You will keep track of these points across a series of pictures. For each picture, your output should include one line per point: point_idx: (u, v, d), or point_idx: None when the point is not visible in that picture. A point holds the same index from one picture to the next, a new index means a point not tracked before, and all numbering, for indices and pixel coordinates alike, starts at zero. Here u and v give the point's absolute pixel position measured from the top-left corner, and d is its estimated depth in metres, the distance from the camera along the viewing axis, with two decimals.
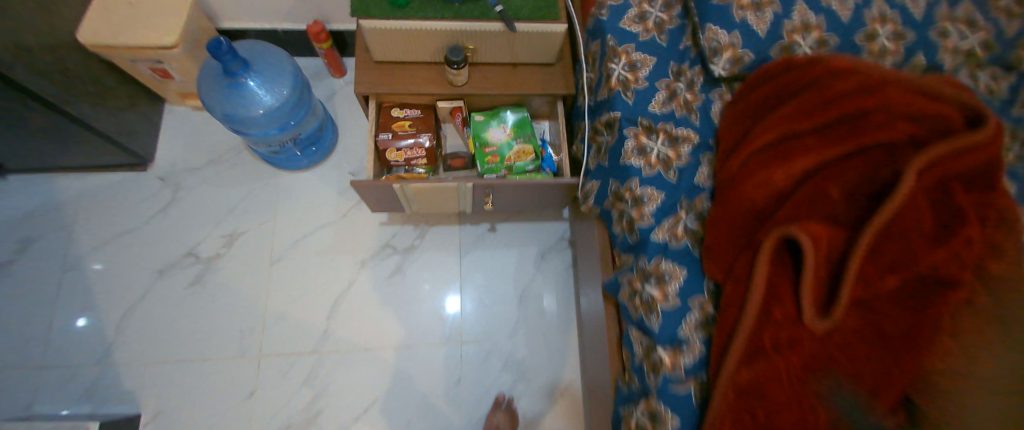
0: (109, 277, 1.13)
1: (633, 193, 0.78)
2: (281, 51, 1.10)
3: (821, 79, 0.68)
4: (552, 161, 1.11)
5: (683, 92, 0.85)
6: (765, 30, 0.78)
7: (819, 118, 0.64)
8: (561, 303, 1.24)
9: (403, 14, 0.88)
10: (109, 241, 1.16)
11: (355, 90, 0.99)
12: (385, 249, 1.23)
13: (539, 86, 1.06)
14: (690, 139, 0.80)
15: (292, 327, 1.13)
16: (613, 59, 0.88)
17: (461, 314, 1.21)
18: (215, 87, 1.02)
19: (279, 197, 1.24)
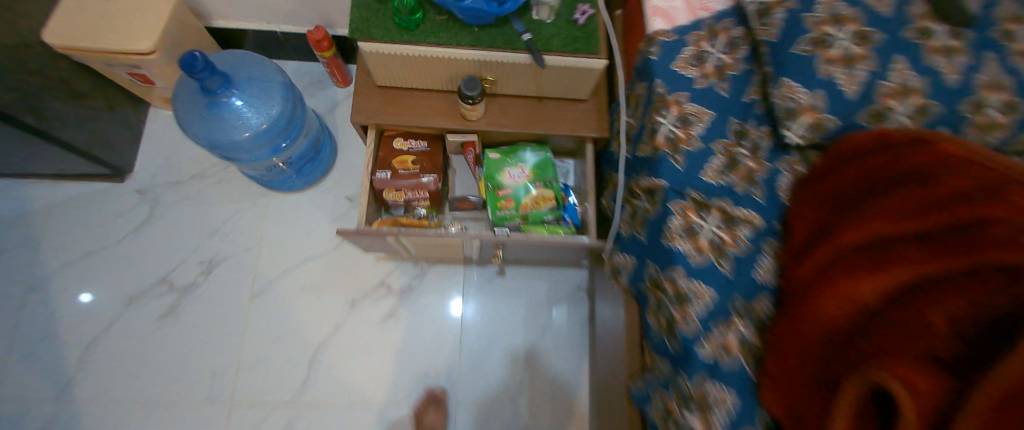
0: (76, 303, 1.05)
1: (675, 287, 0.64)
2: (270, 63, 0.97)
3: (917, 163, 0.42)
4: (574, 212, 0.98)
5: (745, 159, 0.70)
6: (856, 93, 0.53)
7: (904, 224, 0.38)
8: (572, 364, 1.10)
9: (413, 37, 0.72)
10: (81, 261, 1.08)
11: (353, 120, 0.86)
12: (380, 288, 1.12)
13: (568, 125, 0.91)
14: (752, 222, 0.65)
15: (270, 372, 1.03)
16: (661, 110, 0.74)
17: (457, 369, 1.08)
18: (193, 107, 0.88)
19: (265, 223, 1.14)
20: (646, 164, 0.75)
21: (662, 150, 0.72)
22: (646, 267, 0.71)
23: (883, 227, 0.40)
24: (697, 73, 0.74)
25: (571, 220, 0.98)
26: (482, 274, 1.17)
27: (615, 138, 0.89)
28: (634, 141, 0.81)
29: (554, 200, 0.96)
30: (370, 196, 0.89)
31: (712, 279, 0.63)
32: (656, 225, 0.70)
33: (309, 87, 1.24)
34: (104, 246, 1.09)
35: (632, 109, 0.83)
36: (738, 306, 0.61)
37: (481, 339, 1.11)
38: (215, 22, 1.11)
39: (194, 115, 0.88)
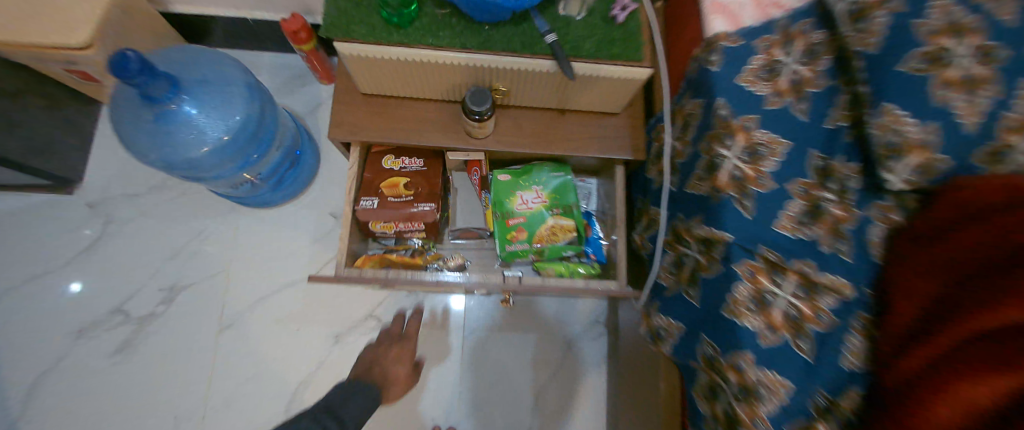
0: (20, 334, 0.93)
1: (741, 376, 0.51)
2: (222, 55, 0.81)
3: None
4: (600, 248, 0.86)
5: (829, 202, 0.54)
6: (978, 126, 0.37)
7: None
8: (582, 407, 1.00)
9: (405, 37, 0.56)
10: (25, 285, 0.95)
11: (331, 136, 0.69)
12: (368, 321, 0.99)
13: (595, 145, 0.76)
14: (841, 293, 0.50)
15: (241, 414, 0.92)
16: (724, 139, 0.57)
17: (454, 411, 0.99)
18: (139, 120, 0.71)
19: (235, 244, 1.01)
20: (701, 206, 0.60)
21: (727, 193, 0.56)
22: (699, 341, 0.59)
23: (1015, 317, 0.30)
24: (767, 89, 0.59)
25: (595, 256, 0.86)
26: (485, 304, 1.05)
27: (656, 164, 0.75)
28: (684, 176, 0.66)
29: (576, 231, 0.81)
30: (353, 228, 0.75)
31: (789, 369, 0.49)
32: (717, 290, 0.56)
33: (287, 83, 1.07)
34: (51, 268, 0.96)
35: (681, 131, 0.68)
36: (821, 403, 0.49)
37: (483, 377, 1.01)
38: (176, 7, 0.93)
39: (144, 131, 0.72)
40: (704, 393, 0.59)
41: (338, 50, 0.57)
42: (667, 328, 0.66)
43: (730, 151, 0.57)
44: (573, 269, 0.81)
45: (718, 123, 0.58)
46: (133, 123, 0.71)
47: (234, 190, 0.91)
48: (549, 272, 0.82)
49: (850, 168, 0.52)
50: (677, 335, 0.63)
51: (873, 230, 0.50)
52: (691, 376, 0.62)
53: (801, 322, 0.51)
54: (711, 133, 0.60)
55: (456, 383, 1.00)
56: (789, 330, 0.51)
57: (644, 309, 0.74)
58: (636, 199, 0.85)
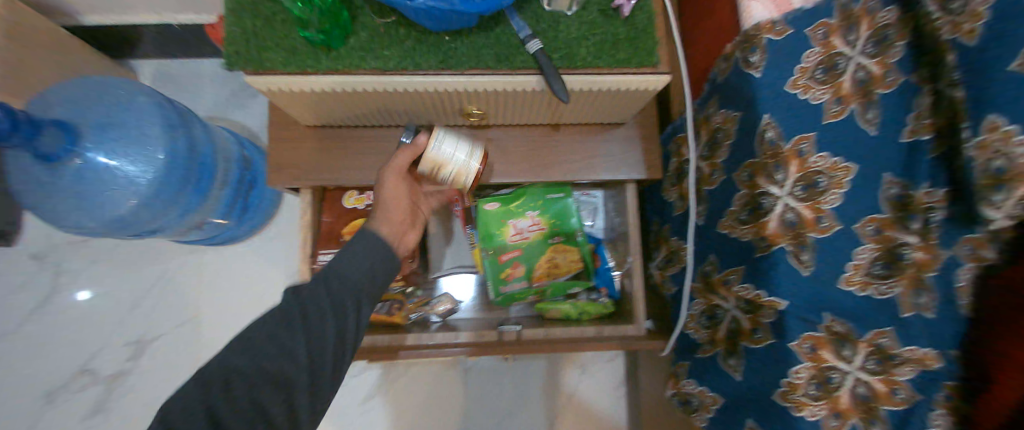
0: None
1: None
2: (124, 81, 0.65)
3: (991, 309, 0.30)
4: (613, 282, 0.69)
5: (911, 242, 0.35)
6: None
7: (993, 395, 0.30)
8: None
9: (338, 61, 0.42)
10: None
11: (272, 183, 0.55)
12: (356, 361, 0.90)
13: (601, 167, 0.57)
14: (926, 364, 0.36)
15: None
16: (771, 171, 0.45)
17: None
18: (38, 184, 0.56)
19: (199, 288, 0.89)
20: (743, 255, 0.49)
21: (778, 244, 0.44)
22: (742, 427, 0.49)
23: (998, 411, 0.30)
24: (824, 95, 0.42)
25: (608, 291, 0.69)
26: None
27: (677, 184, 0.63)
28: (716, 212, 0.55)
29: (582, 263, 0.67)
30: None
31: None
32: (769, 371, 0.46)
33: (234, 96, 0.91)
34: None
35: (708, 151, 0.56)
36: None
37: (489, 413, 0.91)
38: (86, 19, 0.78)
39: (61, 200, 0.57)
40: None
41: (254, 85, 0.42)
42: (700, 397, 0.57)
43: (781, 187, 0.44)
44: (579, 310, 0.66)
45: (763, 152, 0.47)
46: (45, 191, 0.57)
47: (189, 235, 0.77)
48: (554, 314, 0.67)
49: (937, 193, 0.33)
50: (713, 410, 0.54)
51: (963, 275, 0.33)
52: None
53: (874, 404, 0.39)
54: (753, 162, 0.48)
55: (460, 422, 0.91)
56: (860, 415, 0.40)
57: (674, 365, 0.64)
58: (652, 224, 0.73)
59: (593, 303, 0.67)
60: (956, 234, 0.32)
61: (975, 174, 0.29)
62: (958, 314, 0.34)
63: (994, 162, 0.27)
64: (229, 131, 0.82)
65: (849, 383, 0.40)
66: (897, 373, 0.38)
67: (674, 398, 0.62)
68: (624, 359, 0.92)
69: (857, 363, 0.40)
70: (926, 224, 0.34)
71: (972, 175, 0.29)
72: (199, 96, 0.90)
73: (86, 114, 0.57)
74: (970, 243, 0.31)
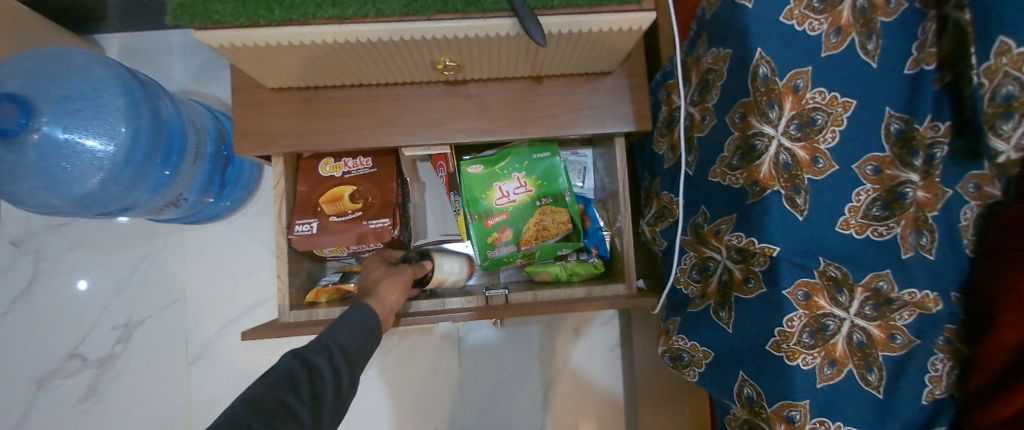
0: None
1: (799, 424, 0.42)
2: (77, 52, 0.62)
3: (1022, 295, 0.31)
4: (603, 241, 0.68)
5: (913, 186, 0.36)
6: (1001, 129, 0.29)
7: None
8: (597, 398, 0.92)
9: (292, 11, 0.37)
10: None
11: (240, 151, 0.53)
12: None
13: (587, 119, 0.54)
14: (926, 307, 0.38)
15: None
16: (765, 108, 0.42)
17: (462, 417, 0.91)
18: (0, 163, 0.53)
19: (187, 268, 0.88)
20: (734, 204, 0.46)
21: (771, 189, 0.41)
22: (735, 378, 0.48)
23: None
24: (822, 25, 0.38)
25: (598, 251, 0.68)
26: None
27: (667, 135, 0.60)
28: (705, 160, 0.51)
29: (571, 225, 0.65)
30: (293, 256, 0.59)
31: (857, 419, 0.40)
32: (761, 320, 0.45)
33: (207, 68, 0.87)
34: None
35: (699, 95, 0.53)
36: None
37: (485, 381, 0.91)
38: None
39: (24, 178, 0.55)
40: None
41: (204, 39, 0.39)
42: (691, 353, 0.55)
43: (775, 127, 0.41)
44: (570, 271, 0.65)
45: (755, 89, 0.42)
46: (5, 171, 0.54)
47: (170, 214, 0.75)
48: (544, 277, 0.66)
49: (940, 128, 0.35)
50: (705, 364, 0.53)
51: (967, 213, 0.35)
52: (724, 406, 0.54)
53: (871, 350, 0.40)
54: (744, 102, 0.44)
55: (457, 390, 0.91)
56: (857, 362, 0.41)
57: (663, 323, 0.62)
58: (643, 180, 0.71)
59: (584, 264, 0.66)
60: (965, 170, 0.34)
61: (987, 104, 0.30)
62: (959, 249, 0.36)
63: (1006, 89, 0.28)
64: (199, 103, 0.79)
65: (846, 331, 0.41)
66: (897, 318, 0.39)
67: (665, 355, 0.60)
68: (620, 322, 0.91)
69: (855, 307, 0.40)
70: (930, 161, 0.36)
71: (983, 104, 0.30)
72: (170, 71, 0.86)
73: (43, 88, 0.55)
74: (975, 180, 0.34)
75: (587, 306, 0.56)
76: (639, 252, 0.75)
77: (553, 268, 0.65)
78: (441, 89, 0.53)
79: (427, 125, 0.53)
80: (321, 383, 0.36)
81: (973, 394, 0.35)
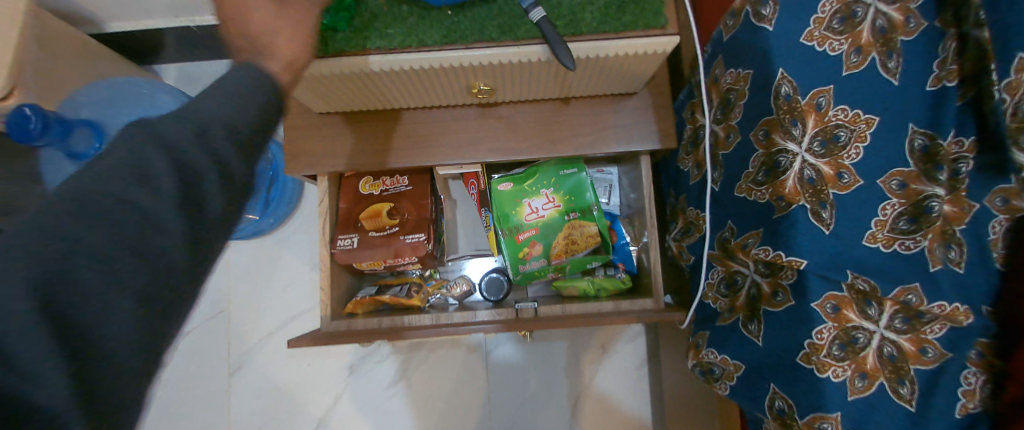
0: None
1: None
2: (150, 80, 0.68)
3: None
4: (630, 256, 0.70)
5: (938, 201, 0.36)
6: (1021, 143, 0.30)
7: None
8: (624, 414, 0.92)
9: (344, 44, 0.41)
10: None
11: (289, 171, 0.56)
12: (386, 344, 0.93)
13: (615, 139, 0.56)
14: (957, 320, 0.38)
15: None
16: (788, 125, 0.44)
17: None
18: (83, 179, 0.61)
19: (229, 279, 0.93)
20: (761, 219, 0.47)
21: (797, 203, 0.43)
22: (766, 391, 0.49)
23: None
24: (842, 46, 0.40)
25: (625, 266, 0.70)
26: None
27: (692, 153, 0.62)
28: (731, 176, 0.53)
29: (600, 238, 0.66)
30: (335, 269, 0.62)
31: None
32: (792, 331, 0.46)
33: None
34: None
35: (721, 113, 0.55)
36: None
37: (512, 396, 0.93)
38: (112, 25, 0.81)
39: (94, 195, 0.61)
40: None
41: None
42: (721, 366, 0.55)
43: (798, 143, 0.43)
44: (598, 284, 0.66)
45: (778, 107, 0.45)
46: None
47: None
48: (572, 291, 0.68)
49: (964, 142, 0.35)
50: (735, 377, 0.53)
51: (996, 226, 0.34)
52: (757, 422, 0.55)
53: (902, 364, 0.40)
54: (767, 119, 0.46)
55: (484, 403, 0.92)
56: (888, 376, 0.41)
57: (692, 337, 0.63)
58: (668, 196, 0.73)
59: (611, 279, 0.67)
60: (989, 185, 0.34)
61: (1009, 119, 0.30)
62: (990, 265, 0.36)
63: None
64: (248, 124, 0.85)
65: (876, 344, 0.42)
66: (928, 331, 0.39)
67: (695, 368, 0.61)
68: (647, 337, 0.91)
69: (883, 319, 0.41)
70: (954, 176, 0.36)
71: (1005, 119, 0.30)
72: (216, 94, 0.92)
73: (115, 114, 0.61)
74: (1003, 194, 0.33)
75: (616, 319, 0.57)
76: (667, 267, 0.76)
77: (581, 283, 0.67)
78: (474, 111, 0.57)
79: (462, 145, 0.56)
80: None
81: (1007, 408, 0.34)
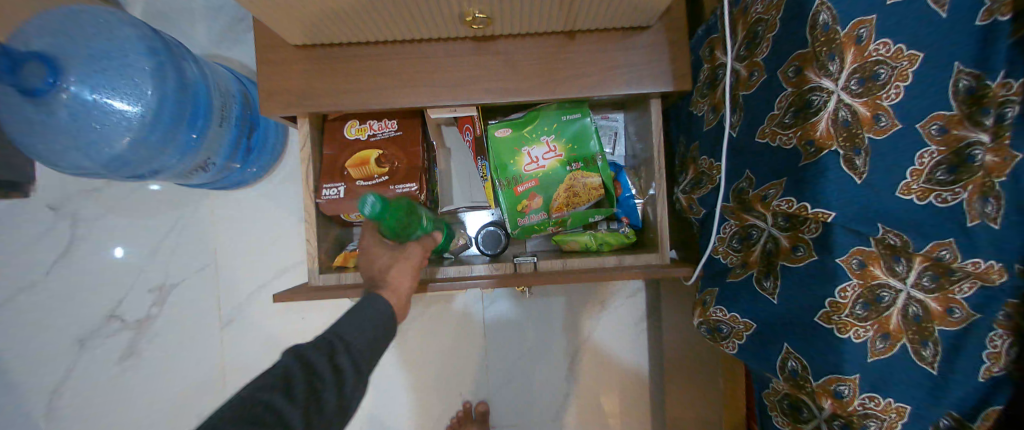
0: (15, 350, 0.89)
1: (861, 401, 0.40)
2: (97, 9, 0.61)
3: None
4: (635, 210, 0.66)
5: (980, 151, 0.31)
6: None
7: None
8: (621, 368, 0.92)
9: None
10: (7, 299, 0.88)
11: (267, 111, 0.52)
12: None
13: (623, 80, 0.52)
14: (989, 279, 0.34)
15: None
16: (826, 59, 0.38)
17: (485, 383, 0.92)
18: (39, 124, 0.55)
19: (214, 235, 0.89)
20: (787, 167, 0.43)
21: (829, 149, 0.38)
22: (779, 352, 0.47)
23: None
24: None
25: (629, 220, 0.66)
26: None
27: (708, 95, 0.58)
28: (751, 120, 0.49)
29: (603, 190, 0.62)
30: (321, 220, 0.59)
31: (910, 395, 0.39)
32: (810, 286, 0.43)
33: (230, 32, 0.86)
34: (25, 281, 0.88)
35: (744, 50, 0.50)
36: (946, 423, 0.39)
37: (509, 353, 0.92)
38: None
39: (57, 138, 0.57)
40: (786, 412, 0.49)
41: None
42: (731, 325, 0.53)
43: (835, 80, 0.38)
44: (600, 238, 0.62)
45: (814, 39, 0.39)
46: (40, 135, 0.56)
47: (211, 178, 0.78)
48: (573, 246, 0.65)
49: (1013, 85, 0.29)
50: (745, 336, 0.51)
51: None
52: (764, 379, 0.53)
53: (927, 324, 0.37)
54: (801, 54, 0.41)
55: (480, 358, 0.92)
56: (912, 337, 0.38)
57: (699, 294, 0.60)
58: (678, 146, 0.69)
59: (615, 233, 0.64)
60: None
61: None
62: None
63: None
64: (222, 66, 0.79)
65: (901, 303, 0.38)
66: (956, 290, 0.35)
67: (701, 327, 0.58)
68: (647, 294, 0.89)
69: (910, 277, 0.37)
70: (1000, 121, 0.30)
71: None
72: (193, 36, 0.85)
73: (73, 47, 0.55)
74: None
75: (618, 274, 0.55)
76: (674, 219, 0.73)
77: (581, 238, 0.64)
78: (470, 45, 0.51)
79: (454, 86, 0.52)
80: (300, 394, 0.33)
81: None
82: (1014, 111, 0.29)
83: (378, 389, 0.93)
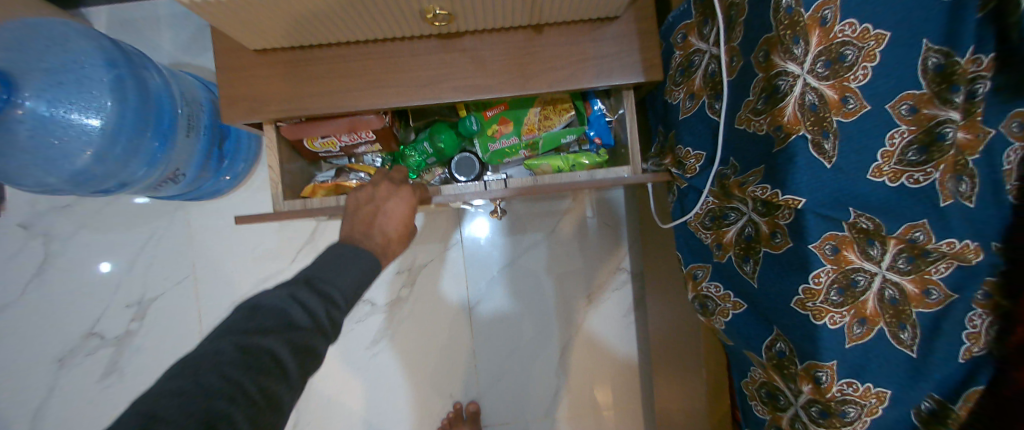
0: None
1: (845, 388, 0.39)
2: (52, 21, 0.62)
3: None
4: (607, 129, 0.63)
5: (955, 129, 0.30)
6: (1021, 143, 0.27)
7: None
8: (613, 359, 0.92)
9: None
10: None
11: (228, 118, 0.51)
12: (362, 305, 0.90)
13: (594, 72, 0.51)
14: (965, 258, 0.33)
15: None
16: (792, 45, 0.37)
17: (476, 382, 0.92)
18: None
19: (193, 245, 0.88)
20: (765, 154, 0.42)
21: (796, 133, 0.37)
22: (770, 333, 0.46)
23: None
24: None
25: (602, 140, 0.63)
26: (486, 274, 0.90)
27: (682, 82, 0.57)
28: (734, 106, 0.47)
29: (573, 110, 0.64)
30: (285, 153, 0.58)
31: (888, 381, 0.39)
32: (785, 275, 0.42)
33: (199, 37, 0.84)
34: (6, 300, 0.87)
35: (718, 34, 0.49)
36: (928, 406, 0.39)
37: (499, 349, 0.91)
38: None
39: (18, 156, 0.57)
40: (765, 402, 0.49)
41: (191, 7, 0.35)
42: (719, 302, 0.53)
43: (800, 64, 0.36)
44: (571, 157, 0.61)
45: (778, 23, 0.38)
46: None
47: (185, 188, 0.79)
48: (545, 170, 0.62)
49: (982, 61, 0.27)
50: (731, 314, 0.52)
51: (1011, 155, 0.28)
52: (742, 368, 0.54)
53: (904, 307, 0.37)
54: (768, 37, 0.40)
55: (469, 357, 0.91)
56: (889, 320, 0.38)
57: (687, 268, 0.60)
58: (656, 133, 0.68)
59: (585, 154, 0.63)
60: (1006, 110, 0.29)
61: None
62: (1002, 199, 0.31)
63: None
64: (190, 74, 0.79)
65: (876, 286, 0.38)
66: (933, 271, 0.35)
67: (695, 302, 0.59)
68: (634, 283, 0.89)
69: (886, 260, 0.37)
70: (970, 97, 0.29)
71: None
72: (160, 44, 0.84)
73: (27, 61, 0.56)
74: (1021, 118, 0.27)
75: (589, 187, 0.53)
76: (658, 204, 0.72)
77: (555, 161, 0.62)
78: (435, 43, 0.50)
79: (422, 84, 0.51)
80: (307, 332, 0.33)
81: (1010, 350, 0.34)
82: (985, 87, 0.28)
83: (369, 396, 0.92)
